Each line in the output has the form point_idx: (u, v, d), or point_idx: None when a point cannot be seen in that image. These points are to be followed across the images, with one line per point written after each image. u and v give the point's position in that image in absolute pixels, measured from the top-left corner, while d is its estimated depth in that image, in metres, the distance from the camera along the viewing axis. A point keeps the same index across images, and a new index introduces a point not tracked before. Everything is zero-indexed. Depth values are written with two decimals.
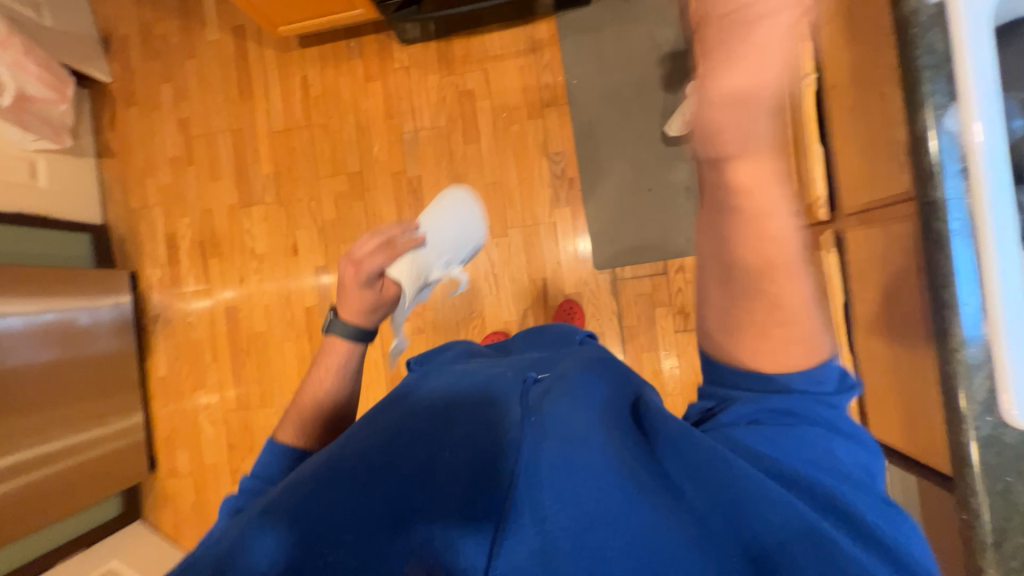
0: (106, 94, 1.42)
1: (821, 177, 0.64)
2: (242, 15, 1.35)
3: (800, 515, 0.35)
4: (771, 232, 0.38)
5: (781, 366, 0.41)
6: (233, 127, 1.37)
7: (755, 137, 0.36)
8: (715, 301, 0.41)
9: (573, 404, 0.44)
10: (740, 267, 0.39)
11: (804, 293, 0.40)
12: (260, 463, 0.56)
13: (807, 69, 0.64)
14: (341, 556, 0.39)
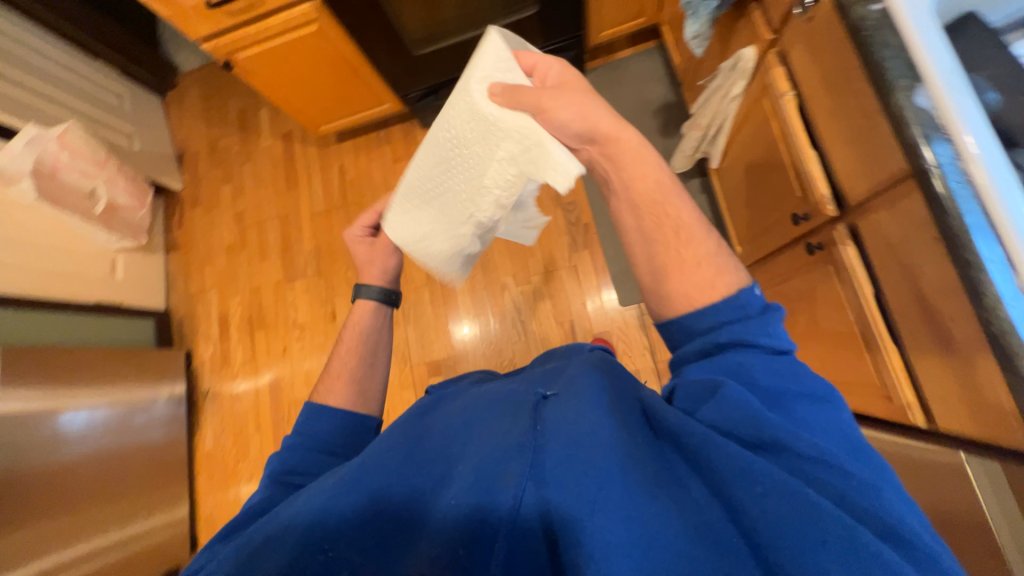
0: (176, 199, 1.65)
1: (821, 179, 0.65)
2: (290, 124, 1.60)
3: (794, 502, 0.35)
4: (651, 172, 0.45)
5: (706, 292, 0.43)
6: (280, 214, 1.55)
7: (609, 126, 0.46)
8: (637, 252, 0.47)
9: (581, 407, 0.45)
10: (660, 217, 0.45)
11: (695, 214, 0.46)
12: (304, 420, 0.59)
13: (783, 87, 0.68)
14: (341, 551, 0.44)
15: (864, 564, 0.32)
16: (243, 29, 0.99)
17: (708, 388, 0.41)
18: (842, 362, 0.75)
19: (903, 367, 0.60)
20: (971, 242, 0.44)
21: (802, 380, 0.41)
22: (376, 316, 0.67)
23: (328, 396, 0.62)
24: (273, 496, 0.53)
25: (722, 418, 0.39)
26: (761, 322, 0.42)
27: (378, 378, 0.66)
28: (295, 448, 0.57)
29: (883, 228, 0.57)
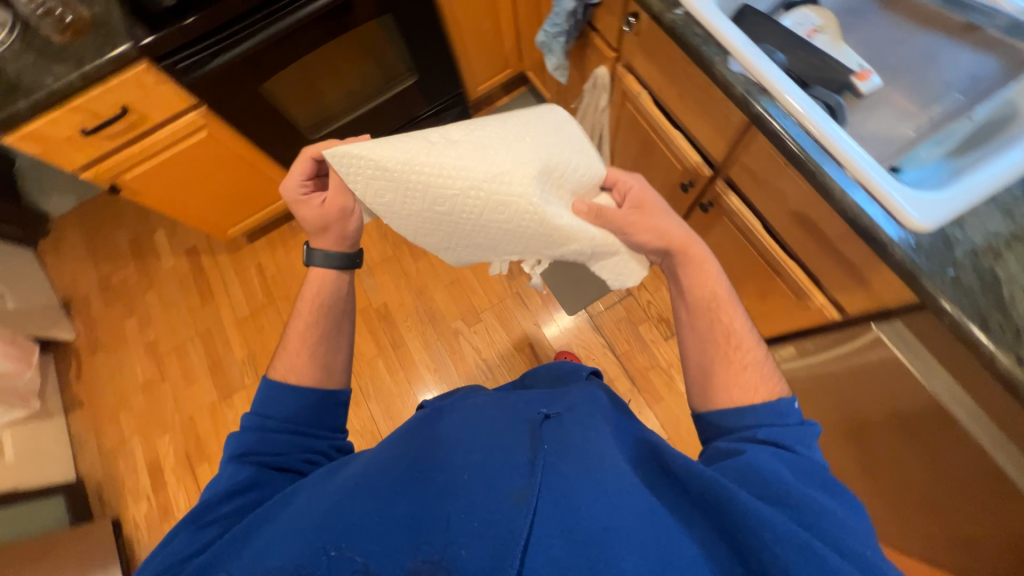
0: (71, 350, 1.46)
1: (690, 149, 0.80)
2: (193, 238, 1.54)
3: (790, 539, 0.37)
4: (716, 285, 0.59)
5: (751, 396, 0.52)
6: (201, 332, 1.44)
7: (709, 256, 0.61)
8: (693, 349, 0.58)
9: (591, 440, 0.49)
10: (707, 328, 0.57)
11: (747, 328, 0.57)
12: (261, 400, 0.58)
13: (637, 90, 0.84)
14: (346, 550, 0.40)
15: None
16: (125, 151, 0.97)
17: (733, 449, 0.47)
18: (764, 294, 0.85)
19: (807, 276, 0.72)
20: (810, 159, 0.56)
21: (821, 470, 0.45)
22: (333, 283, 0.69)
23: (288, 373, 0.61)
24: (239, 478, 0.51)
25: (743, 469, 0.43)
26: (798, 432, 0.49)
27: (344, 351, 0.66)
28: (254, 429, 0.56)
29: (748, 171, 0.69)
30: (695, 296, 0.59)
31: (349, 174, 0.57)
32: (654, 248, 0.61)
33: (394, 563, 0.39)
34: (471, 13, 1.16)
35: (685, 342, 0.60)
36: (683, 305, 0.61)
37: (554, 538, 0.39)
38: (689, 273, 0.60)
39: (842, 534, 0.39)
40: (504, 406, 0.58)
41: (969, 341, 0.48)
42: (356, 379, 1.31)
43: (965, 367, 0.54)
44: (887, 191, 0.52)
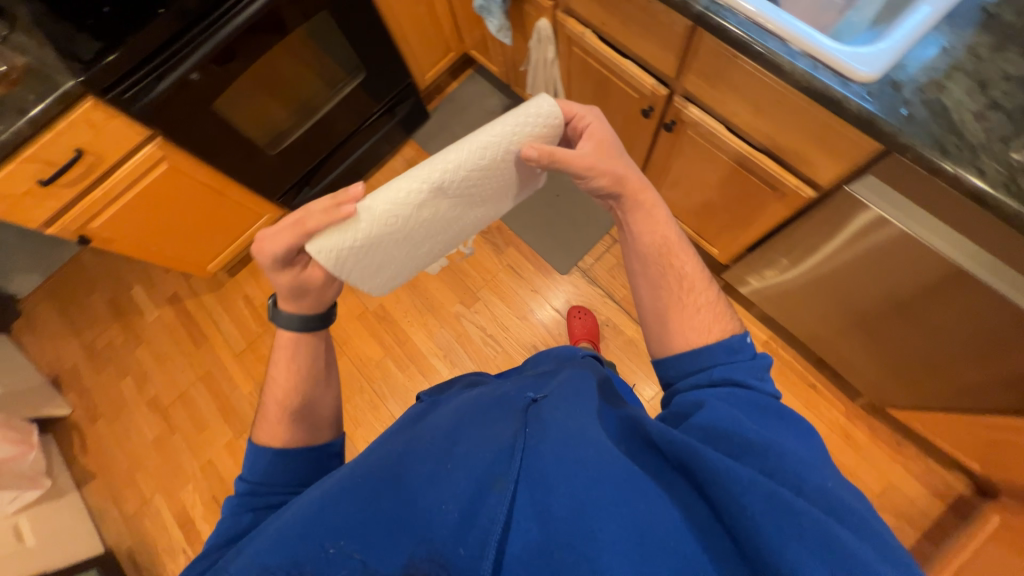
0: (70, 426, 1.42)
1: (642, 74, 0.83)
2: (173, 285, 1.51)
3: (756, 488, 0.37)
4: (662, 232, 0.62)
5: (704, 336, 0.55)
6: (202, 375, 1.42)
7: (654, 200, 0.63)
8: (648, 298, 0.61)
9: (572, 413, 0.49)
10: (658, 272, 0.61)
11: (696, 269, 0.61)
12: (248, 465, 0.56)
13: (580, 30, 0.86)
14: (343, 548, 0.43)
15: (837, 558, 0.33)
16: (88, 198, 0.95)
17: (695, 402, 0.48)
18: (741, 198, 0.89)
19: (780, 166, 0.75)
20: (756, 41, 0.59)
21: (778, 407, 0.48)
22: (299, 346, 0.64)
23: (269, 437, 0.59)
24: (240, 524, 0.52)
25: (705, 422, 0.45)
26: (751, 367, 0.51)
27: (327, 406, 0.64)
28: (244, 495, 0.54)
29: (701, 77, 0.72)
30: (641, 243, 0.62)
31: (340, 270, 0.56)
32: (610, 192, 0.62)
33: (391, 559, 0.43)
34: (404, 0, 1.19)
35: (637, 287, 0.63)
36: (633, 251, 0.64)
37: (530, 523, 0.42)
38: (639, 219, 0.63)
39: (808, 477, 0.39)
40: (495, 391, 0.59)
41: (932, 169, 0.52)
42: (369, 383, 1.30)
43: (941, 200, 0.58)
44: (833, 53, 0.55)
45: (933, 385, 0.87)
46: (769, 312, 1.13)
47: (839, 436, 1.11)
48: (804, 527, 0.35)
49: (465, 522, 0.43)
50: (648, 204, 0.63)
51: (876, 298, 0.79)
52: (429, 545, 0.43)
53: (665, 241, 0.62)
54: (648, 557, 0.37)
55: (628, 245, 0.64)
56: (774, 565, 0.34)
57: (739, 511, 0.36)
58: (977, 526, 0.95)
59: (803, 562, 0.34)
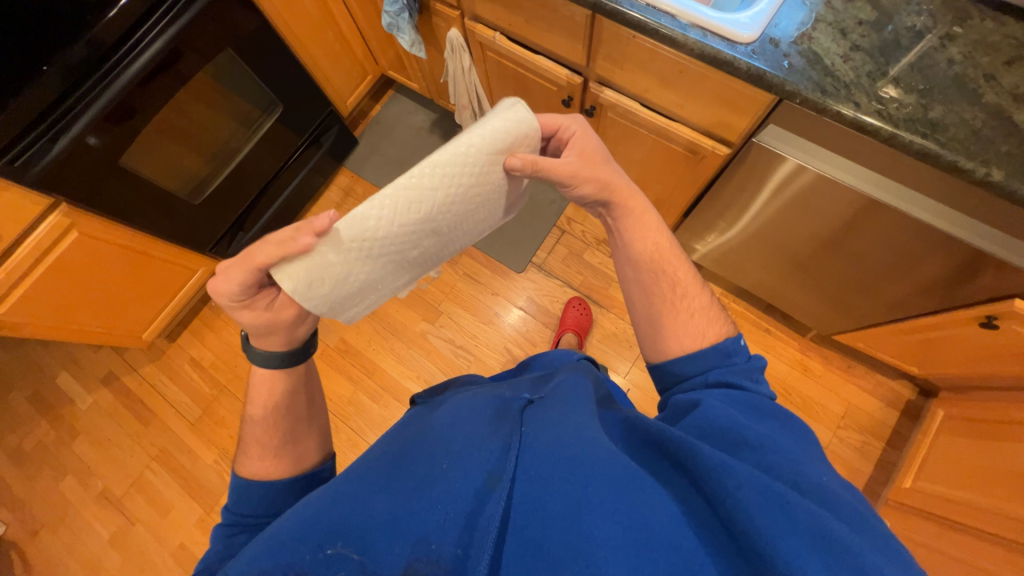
0: (6, 546, 1.24)
1: (556, 66, 0.87)
2: (106, 364, 1.38)
3: (755, 485, 0.40)
4: (652, 239, 0.65)
5: (698, 341, 0.59)
6: (156, 454, 1.30)
7: (646, 209, 0.66)
8: (641, 304, 0.64)
9: (565, 411, 0.51)
10: (651, 279, 0.64)
11: (687, 276, 0.64)
12: (233, 496, 0.53)
13: (490, 34, 0.90)
14: (338, 548, 0.42)
15: (832, 548, 0.37)
16: None
17: (692, 402, 0.52)
18: (667, 168, 0.95)
19: (693, 131, 0.81)
20: (649, 20, 0.64)
21: (773, 407, 0.52)
22: (278, 376, 0.62)
23: (255, 470, 0.56)
24: (227, 548, 0.49)
25: (701, 420, 0.49)
26: (746, 369, 0.56)
27: (313, 434, 0.62)
28: (231, 526, 0.51)
29: (610, 61, 0.77)
30: (631, 251, 0.65)
31: (328, 307, 0.55)
32: (596, 199, 0.65)
33: (390, 559, 0.41)
34: (310, 28, 1.18)
35: (628, 291, 0.66)
36: (623, 256, 0.66)
37: (528, 514, 0.42)
38: (628, 225, 0.65)
39: (802, 473, 0.43)
40: (489, 395, 0.60)
41: (819, 108, 0.59)
42: (345, 421, 1.25)
43: (830, 134, 0.64)
44: (716, 22, 0.61)
45: (864, 305, 0.96)
46: (715, 270, 1.21)
47: (798, 370, 1.20)
48: (797, 518, 0.38)
49: (466, 522, 0.42)
50: (641, 211, 0.66)
51: (801, 236, 0.87)
52: (428, 545, 0.41)
53: (654, 247, 0.65)
54: (645, 548, 0.38)
55: (618, 251, 0.67)
56: (770, 557, 0.37)
57: (740, 504, 0.39)
58: (927, 423, 1.06)
59: (799, 554, 0.36)
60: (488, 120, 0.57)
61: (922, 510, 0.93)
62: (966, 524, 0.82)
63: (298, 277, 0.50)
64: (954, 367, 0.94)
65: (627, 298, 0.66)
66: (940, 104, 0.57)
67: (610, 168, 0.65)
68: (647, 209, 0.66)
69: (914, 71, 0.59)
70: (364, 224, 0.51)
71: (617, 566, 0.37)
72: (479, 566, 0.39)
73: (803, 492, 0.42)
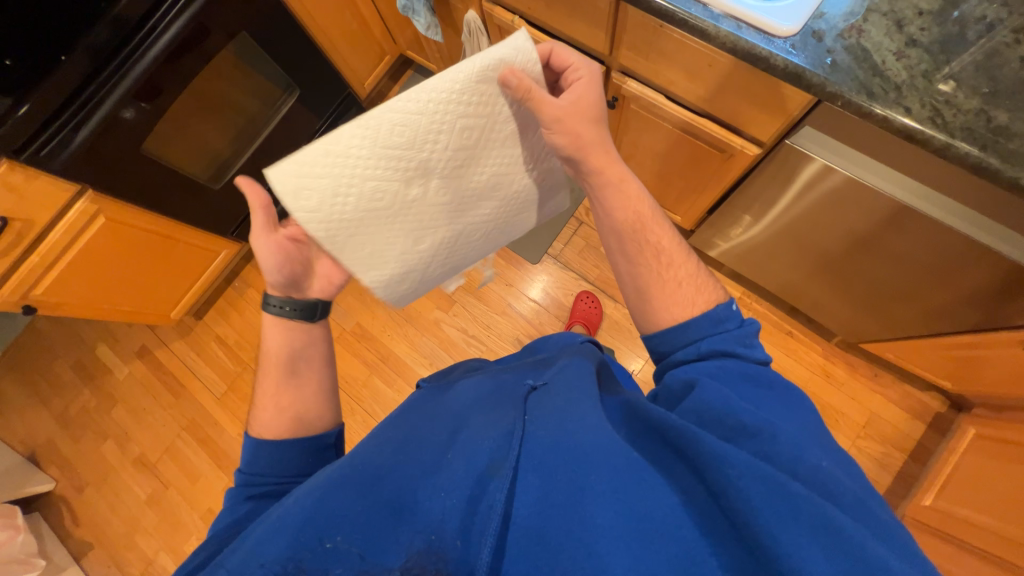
0: (56, 500, 1.36)
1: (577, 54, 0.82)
2: (139, 338, 1.46)
3: (756, 474, 0.37)
4: (635, 207, 0.60)
5: (688, 310, 0.55)
6: (186, 425, 1.38)
7: (628, 176, 0.60)
8: (627, 275, 0.60)
9: (568, 398, 0.50)
10: (637, 249, 0.59)
11: (674, 242, 0.60)
12: (247, 457, 0.57)
13: (509, 17, 0.84)
14: (341, 538, 0.42)
15: (838, 540, 0.35)
16: (24, 264, 0.90)
17: (688, 382, 0.49)
18: (692, 164, 0.90)
19: (722, 127, 0.75)
20: (679, 11, 0.58)
21: (769, 376, 0.50)
22: (288, 334, 0.64)
23: (267, 431, 0.59)
24: (238, 513, 0.52)
25: (698, 404, 0.45)
26: (739, 335, 0.53)
27: (323, 399, 0.63)
28: (243, 487, 0.55)
29: (635, 51, 0.72)
30: (614, 220, 0.60)
31: (320, 231, 0.52)
32: (575, 159, 0.59)
33: (391, 552, 0.42)
34: (326, 9, 1.14)
35: (615, 265, 0.62)
36: (605, 226, 0.61)
37: (529, 503, 0.42)
38: (608, 195, 0.60)
39: (804, 459, 0.40)
40: (494, 381, 0.60)
41: (863, 113, 0.53)
42: (359, 404, 1.28)
43: (861, 136, 0.59)
44: (753, 14, 0.55)
45: (899, 315, 0.90)
46: (738, 269, 1.15)
47: (821, 376, 1.15)
48: (802, 510, 0.36)
49: (466, 508, 0.42)
50: (622, 179, 0.60)
51: (833, 239, 0.81)
52: (428, 536, 0.42)
53: (639, 216, 0.60)
54: (643, 539, 0.38)
55: (601, 222, 0.62)
56: (773, 551, 0.35)
57: (740, 494, 0.37)
58: (956, 439, 1.00)
59: (803, 545, 0.35)
60: (492, 48, 0.53)
61: (941, 530, 0.89)
62: (987, 551, 0.78)
63: (286, 185, 0.48)
64: (994, 386, 0.87)
65: (615, 270, 0.62)
66: (1004, 110, 0.51)
67: (599, 129, 0.60)
68: (630, 174, 0.60)
69: (978, 70, 0.52)
70: (352, 137, 0.49)
71: (618, 557, 0.37)
72: (480, 554, 0.40)
73: (803, 481, 0.39)
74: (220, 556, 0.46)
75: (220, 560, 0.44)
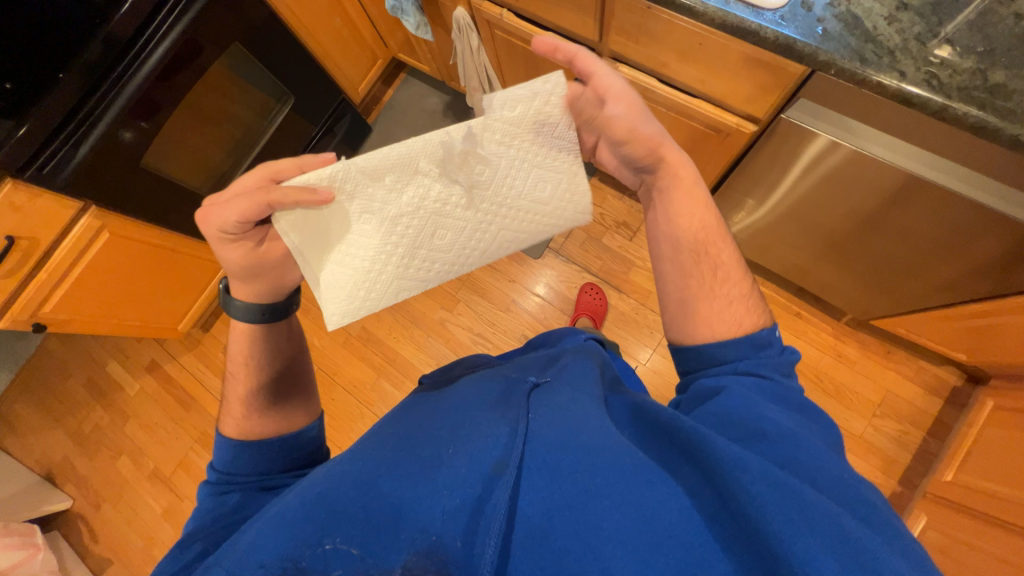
0: (74, 518, 1.38)
1: (568, 43, 0.82)
2: (148, 353, 1.47)
3: (771, 481, 0.38)
4: (697, 216, 0.59)
5: (735, 329, 0.54)
6: (197, 437, 1.39)
7: (696, 189, 0.60)
8: (674, 284, 0.59)
9: (570, 395, 0.51)
10: (690, 263, 0.59)
11: (730, 258, 0.59)
12: (219, 455, 0.57)
13: (497, 11, 0.85)
14: (337, 541, 0.41)
15: (851, 549, 0.34)
16: (32, 283, 0.91)
17: (713, 390, 0.49)
18: (690, 148, 0.90)
19: (713, 107, 0.76)
20: None
21: (800, 399, 0.49)
22: (258, 335, 0.64)
23: (243, 428, 0.59)
24: (218, 509, 0.52)
25: (719, 408, 0.46)
26: (777, 363, 0.52)
27: (299, 397, 0.64)
28: (219, 484, 0.54)
29: (625, 36, 0.72)
30: (670, 230, 0.60)
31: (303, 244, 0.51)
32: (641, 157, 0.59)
33: (390, 556, 0.40)
34: (316, 16, 1.15)
35: (660, 271, 0.61)
36: (657, 230, 0.62)
37: (533, 503, 0.41)
38: (674, 199, 0.60)
39: (824, 468, 0.40)
40: (499, 379, 0.60)
41: (857, 79, 0.53)
42: (369, 407, 1.29)
43: (861, 104, 0.59)
44: None
45: (908, 290, 0.89)
46: (742, 253, 1.15)
47: (832, 356, 1.14)
48: (815, 516, 0.36)
49: (472, 507, 0.42)
50: (693, 189, 0.60)
51: (837, 215, 0.80)
52: (429, 536, 0.41)
53: (698, 227, 0.59)
54: (652, 541, 0.37)
55: (655, 227, 0.62)
56: (786, 557, 0.34)
57: (759, 501, 0.37)
58: (974, 413, 0.99)
59: (818, 554, 0.34)
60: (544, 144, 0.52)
61: (962, 505, 0.87)
62: (1007, 521, 0.77)
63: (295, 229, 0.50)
64: (1011, 356, 0.86)
65: (660, 277, 0.61)
66: (1001, 69, 0.50)
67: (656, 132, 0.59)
68: (699, 188, 0.60)
69: (971, 31, 0.52)
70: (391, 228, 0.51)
71: (624, 559, 0.36)
72: (481, 556, 0.39)
73: (822, 489, 0.39)
74: (213, 552, 0.45)
75: (216, 556, 0.43)
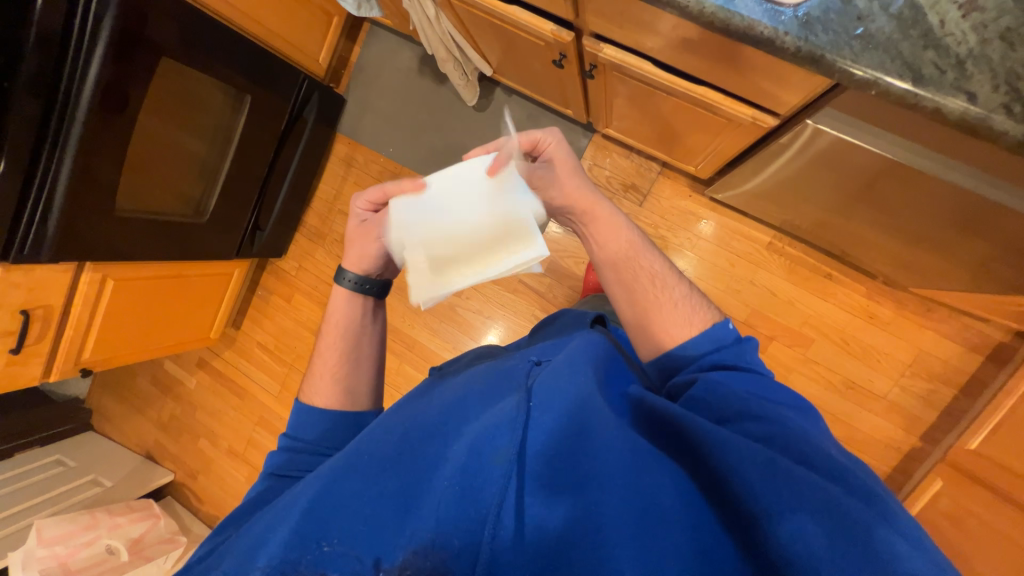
0: (180, 486, 1.65)
1: (536, 18, 0.65)
2: (195, 352, 1.60)
3: (754, 465, 0.42)
4: (621, 237, 0.65)
5: (687, 329, 0.60)
6: (256, 420, 1.56)
7: (611, 216, 0.66)
8: (624, 301, 0.64)
9: (571, 378, 0.51)
10: (633, 280, 0.63)
11: (659, 261, 0.65)
12: (291, 424, 0.68)
13: None
14: (337, 540, 0.44)
15: (839, 518, 0.39)
16: (64, 338, 0.98)
17: (689, 380, 0.55)
18: (697, 122, 0.75)
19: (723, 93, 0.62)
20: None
21: (774, 383, 0.56)
22: (352, 303, 0.73)
23: (315, 397, 0.71)
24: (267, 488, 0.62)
25: (707, 396, 0.52)
26: (739, 351, 0.58)
27: (366, 374, 0.74)
28: (285, 449, 0.67)
29: (603, 15, 0.57)
30: (609, 256, 0.65)
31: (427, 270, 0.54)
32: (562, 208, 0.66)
33: (394, 548, 0.43)
34: None
35: (617, 296, 0.65)
36: (600, 257, 0.66)
37: (540, 489, 0.43)
38: (602, 228, 0.65)
39: (805, 452, 0.45)
40: (497, 363, 0.60)
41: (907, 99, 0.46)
42: (397, 391, 1.37)
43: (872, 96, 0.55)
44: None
45: (957, 259, 0.79)
46: (764, 215, 1.03)
47: (862, 318, 1.06)
48: (803, 490, 0.41)
49: (472, 495, 0.43)
50: (615, 215, 0.66)
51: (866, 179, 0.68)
52: (427, 536, 0.42)
53: (625, 247, 0.65)
54: (647, 524, 0.41)
55: (600, 254, 0.66)
56: (773, 535, 0.39)
57: (753, 481, 0.41)
58: (1016, 373, 0.93)
59: (804, 528, 0.39)
60: None
61: (985, 475, 0.86)
62: None
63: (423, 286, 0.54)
64: None
65: (618, 302, 0.65)
66: None
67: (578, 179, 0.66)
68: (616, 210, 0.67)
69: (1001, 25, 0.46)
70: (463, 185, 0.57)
71: (621, 543, 0.40)
72: (484, 544, 0.41)
73: (813, 466, 0.44)
74: (223, 552, 0.51)
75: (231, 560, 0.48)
